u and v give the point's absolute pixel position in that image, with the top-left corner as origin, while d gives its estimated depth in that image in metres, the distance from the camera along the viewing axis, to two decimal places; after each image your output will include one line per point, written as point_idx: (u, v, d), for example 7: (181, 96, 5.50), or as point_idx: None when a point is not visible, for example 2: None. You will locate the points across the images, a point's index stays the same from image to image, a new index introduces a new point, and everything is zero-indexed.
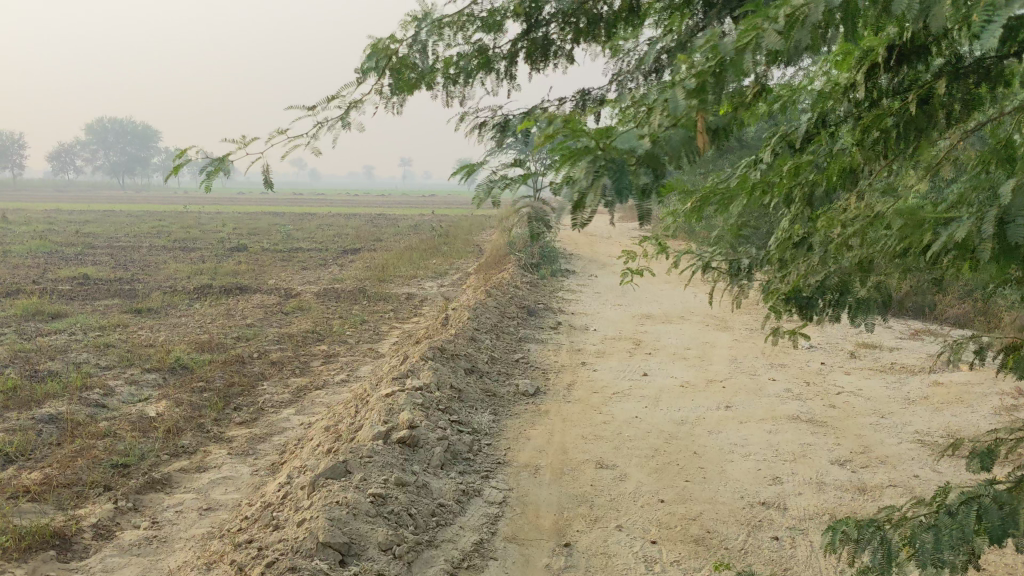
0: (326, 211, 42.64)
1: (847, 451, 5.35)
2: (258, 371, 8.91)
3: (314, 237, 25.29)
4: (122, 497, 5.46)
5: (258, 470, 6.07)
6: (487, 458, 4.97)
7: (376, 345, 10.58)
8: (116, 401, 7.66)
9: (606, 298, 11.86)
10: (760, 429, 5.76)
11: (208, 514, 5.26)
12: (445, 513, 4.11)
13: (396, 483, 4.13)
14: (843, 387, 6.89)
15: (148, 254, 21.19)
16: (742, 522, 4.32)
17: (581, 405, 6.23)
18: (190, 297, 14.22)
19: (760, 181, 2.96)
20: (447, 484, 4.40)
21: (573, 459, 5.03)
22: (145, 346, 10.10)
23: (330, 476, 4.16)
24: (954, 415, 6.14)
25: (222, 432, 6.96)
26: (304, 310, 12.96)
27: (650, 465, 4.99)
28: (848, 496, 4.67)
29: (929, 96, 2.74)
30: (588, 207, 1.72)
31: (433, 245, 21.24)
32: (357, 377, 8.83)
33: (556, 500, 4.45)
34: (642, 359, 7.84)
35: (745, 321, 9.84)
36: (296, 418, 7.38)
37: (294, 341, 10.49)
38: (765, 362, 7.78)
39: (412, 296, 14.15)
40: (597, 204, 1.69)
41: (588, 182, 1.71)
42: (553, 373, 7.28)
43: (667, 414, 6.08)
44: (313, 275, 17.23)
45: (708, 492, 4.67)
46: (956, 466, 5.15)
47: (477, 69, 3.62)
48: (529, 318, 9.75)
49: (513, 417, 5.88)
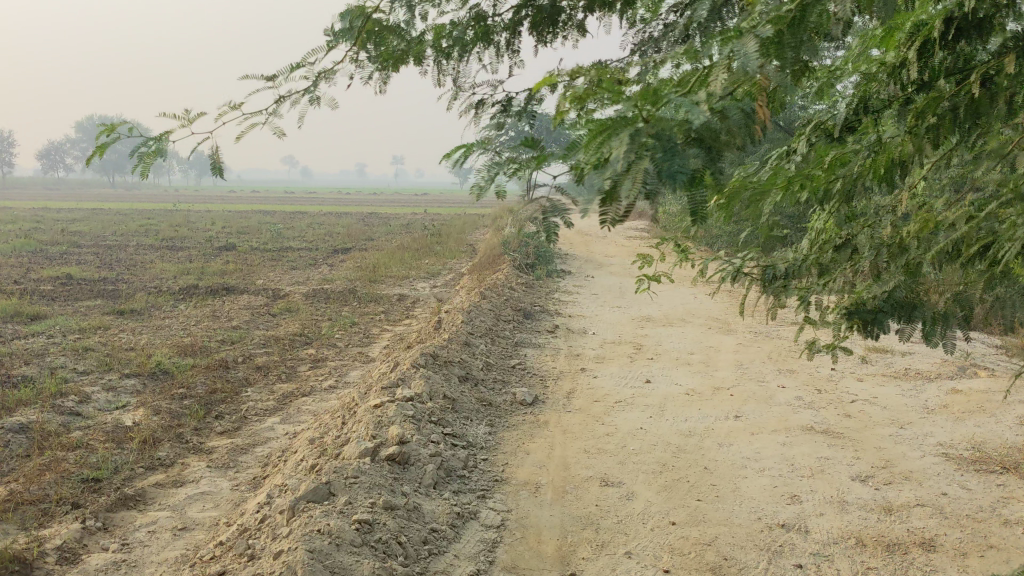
0: (318, 210, 42.23)
1: (868, 466, 5.02)
2: (242, 376, 8.54)
3: (305, 237, 24.90)
4: (91, 515, 5.09)
5: (239, 485, 5.70)
6: (483, 475, 4.61)
7: (366, 348, 10.22)
8: (92, 409, 7.28)
9: (603, 299, 11.52)
10: (773, 442, 5.41)
11: (183, 535, 4.89)
12: (438, 540, 3.75)
13: (384, 506, 3.77)
14: (856, 395, 6.55)
15: (135, 253, 20.80)
16: (761, 547, 3.97)
17: (582, 415, 5.88)
18: (175, 298, 13.84)
19: (799, 173, 2.67)
20: (440, 507, 4.03)
21: (576, 476, 4.67)
22: (126, 350, 9.73)
23: (311, 499, 3.81)
24: (977, 425, 5.80)
25: (202, 443, 6.60)
26: (292, 311, 12.59)
27: (658, 482, 4.63)
28: (874, 516, 4.33)
29: (993, 74, 2.43)
30: (622, 197, 1.63)
31: (425, 245, 20.89)
32: (346, 383, 8.47)
33: (559, 522, 4.10)
34: (643, 366, 7.49)
35: (749, 324, 9.50)
36: (281, 427, 7.02)
37: (281, 345, 10.13)
38: (772, 368, 7.44)
39: (404, 298, 13.80)
40: (636, 193, 1.61)
41: (624, 167, 1.62)
42: (552, 380, 6.93)
43: (674, 425, 5.73)
44: (302, 276, 16.86)
45: (723, 513, 4.31)
46: (986, 482, 4.81)
47: (472, 41, 3.28)
48: (525, 321, 9.40)
49: (510, 428, 5.53)
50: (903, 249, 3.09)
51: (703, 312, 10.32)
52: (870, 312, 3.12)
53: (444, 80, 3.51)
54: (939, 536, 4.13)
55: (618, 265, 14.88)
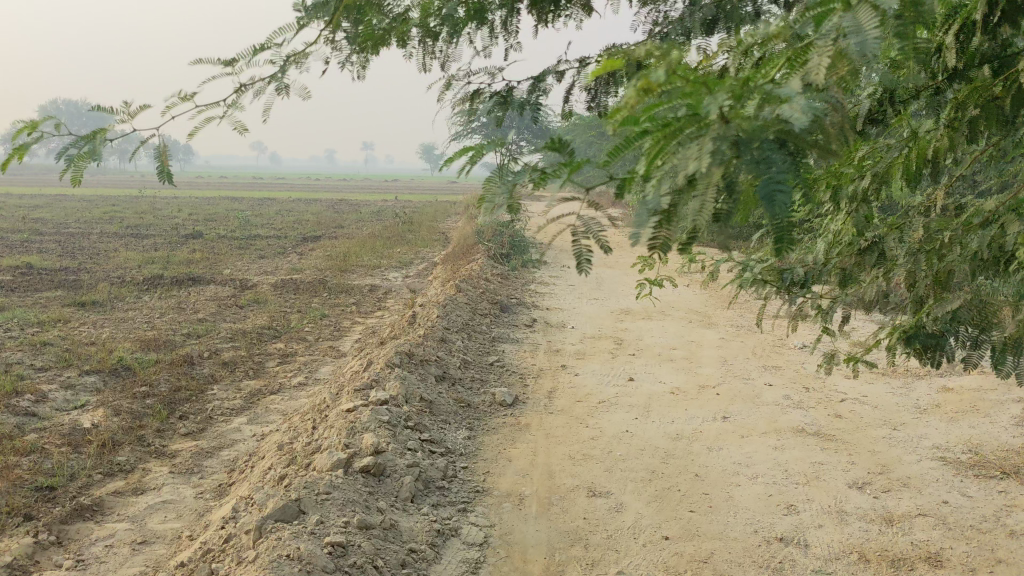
0: (288, 197, 41.67)
1: (865, 472, 4.80)
2: (207, 373, 8.22)
3: (274, 224, 24.44)
4: (44, 528, 4.78)
5: (203, 492, 5.40)
6: (463, 486, 4.34)
7: (337, 343, 9.91)
8: (49, 409, 6.94)
9: (580, 291, 11.26)
10: (764, 445, 5.18)
11: (143, 549, 4.60)
12: (417, 561, 3.49)
13: (359, 526, 3.51)
14: (846, 392, 6.34)
15: (99, 241, 20.30)
16: (760, 565, 3.73)
17: (565, 417, 5.63)
18: (139, 289, 13.44)
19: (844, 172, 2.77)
20: (418, 524, 3.77)
21: (561, 486, 4.42)
22: (86, 344, 9.36)
23: (280, 518, 3.53)
24: (972, 426, 5.61)
25: (164, 446, 6.28)
26: (260, 303, 12.24)
27: (648, 492, 4.39)
28: (874, 528, 4.11)
29: None
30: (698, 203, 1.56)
31: (397, 233, 20.54)
32: (316, 380, 8.17)
33: (546, 539, 3.85)
34: (626, 362, 7.26)
35: (730, 316, 9.27)
36: (248, 428, 6.72)
37: (249, 339, 9.80)
38: (757, 364, 7.22)
39: (376, 288, 13.47)
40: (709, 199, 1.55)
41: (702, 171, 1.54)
42: (531, 378, 6.67)
43: (660, 427, 5.49)
44: (271, 265, 16.47)
45: (718, 526, 4.07)
46: (987, 489, 4.61)
47: (464, 20, 3.02)
48: (501, 315, 9.14)
49: (490, 432, 5.27)
50: (940, 255, 3.46)
51: (682, 304, 10.08)
52: (934, 337, 3.36)
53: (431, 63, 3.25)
54: (945, 550, 3.91)
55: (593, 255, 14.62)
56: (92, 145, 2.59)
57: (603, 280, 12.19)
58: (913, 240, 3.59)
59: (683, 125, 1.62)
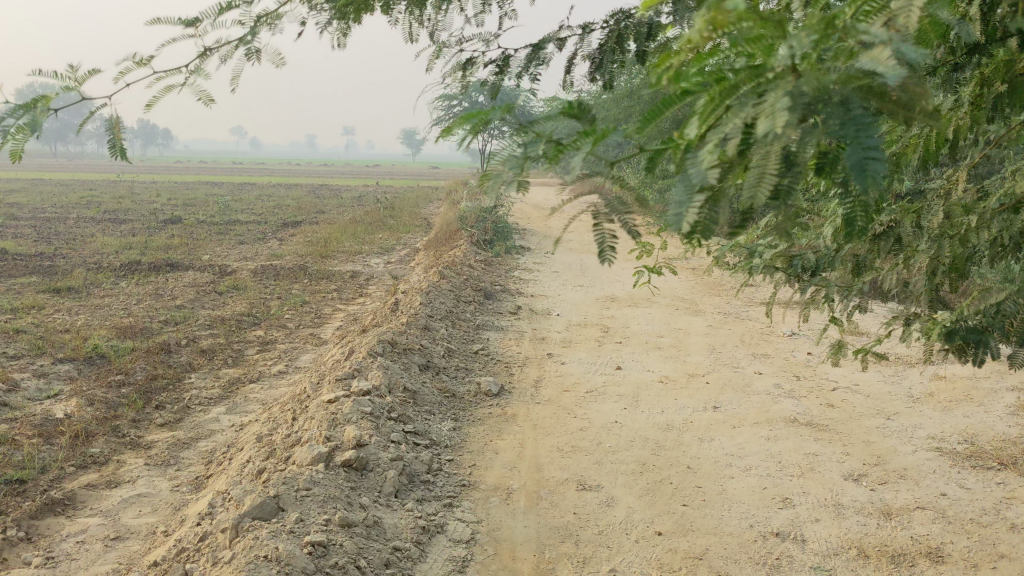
0: (269, 182, 41.33)
1: (860, 463, 4.69)
2: (185, 361, 8.04)
3: (254, 210, 24.17)
4: (13, 524, 4.59)
5: (179, 485, 5.23)
6: (449, 480, 4.20)
7: (317, 330, 9.73)
8: (20, 399, 6.74)
9: (564, 277, 11.13)
10: (756, 435, 5.06)
11: (116, 546, 4.43)
12: (402, 560, 3.34)
13: (340, 524, 3.36)
14: (837, 380, 6.23)
15: (75, 226, 20.02)
16: (757, 561, 3.61)
17: (553, 407, 5.50)
18: (116, 275, 13.21)
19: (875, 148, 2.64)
20: (403, 521, 3.62)
21: (550, 479, 4.29)
22: (60, 332, 9.15)
23: (257, 516, 3.38)
24: (967, 415, 5.51)
25: (140, 436, 6.10)
26: (239, 289, 12.04)
27: (640, 485, 4.26)
28: (872, 522, 4.00)
29: None
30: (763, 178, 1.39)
31: (379, 218, 20.33)
32: (297, 368, 8.00)
33: (535, 535, 3.71)
34: (613, 351, 7.13)
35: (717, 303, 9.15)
36: (226, 418, 6.55)
37: (228, 326, 9.61)
38: (746, 352, 7.11)
39: (357, 274, 13.29)
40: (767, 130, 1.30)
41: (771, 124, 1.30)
42: (517, 367, 6.53)
43: (650, 417, 5.37)
44: (251, 251, 16.25)
45: (713, 520, 3.94)
46: (985, 481, 4.50)
47: None
48: (485, 302, 8.98)
49: (475, 423, 5.12)
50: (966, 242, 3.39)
51: (668, 290, 9.96)
52: (976, 332, 3.22)
53: (422, 33, 3.10)
54: (945, 545, 3.80)
55: (577, 241, 14.50)
56: (32, 115, 2.40)
57: (587, 267, 12.06)
58: (932, 225, 3.50)
59: (742, 81, 1.43)
